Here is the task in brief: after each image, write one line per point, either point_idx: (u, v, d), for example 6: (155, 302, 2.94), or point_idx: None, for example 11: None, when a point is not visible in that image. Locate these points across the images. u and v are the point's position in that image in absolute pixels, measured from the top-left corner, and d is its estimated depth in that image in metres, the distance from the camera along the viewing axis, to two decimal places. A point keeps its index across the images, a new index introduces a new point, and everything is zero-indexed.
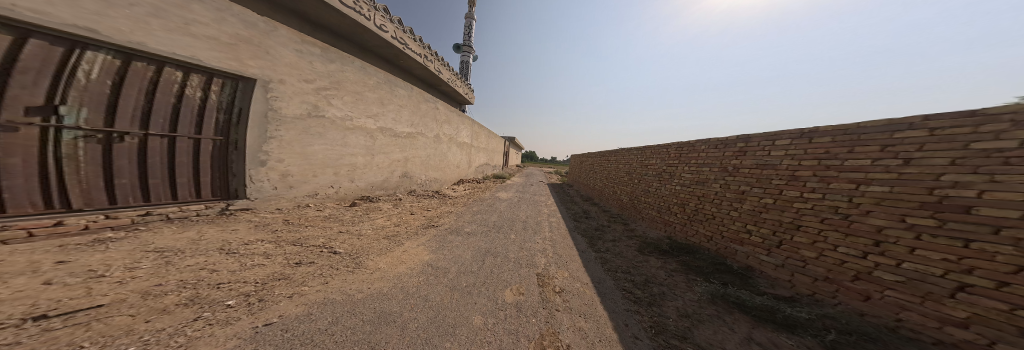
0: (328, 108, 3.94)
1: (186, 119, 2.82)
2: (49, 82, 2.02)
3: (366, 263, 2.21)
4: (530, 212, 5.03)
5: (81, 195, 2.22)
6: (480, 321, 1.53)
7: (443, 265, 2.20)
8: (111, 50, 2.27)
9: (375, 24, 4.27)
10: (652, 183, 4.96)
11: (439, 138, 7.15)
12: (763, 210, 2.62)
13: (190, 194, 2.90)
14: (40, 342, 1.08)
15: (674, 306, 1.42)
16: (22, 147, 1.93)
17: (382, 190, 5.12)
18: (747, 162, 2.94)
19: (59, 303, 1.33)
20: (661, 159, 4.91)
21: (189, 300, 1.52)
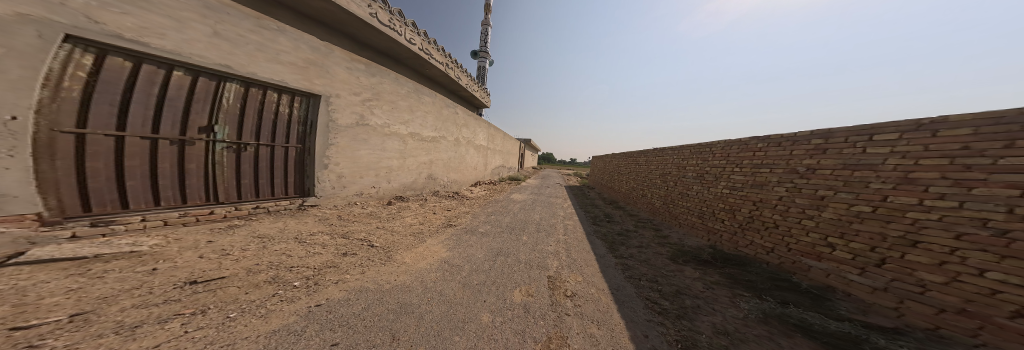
0: (370, 117, 4.55)
1: (281, 131, 3.67)
2: (208, 108, 2.91)
3: (396, 256, 2.49)
4: (544, 214, 4.87)
5: (225, 191, 3.12)
6: (489, 319, 1.54)
7: (458, 262, 2.32)
8: (239, 80, 3.12)
9: (405, 38, 4.90)
10: (694, 187, 4.38)
11: (458, 142, 7.70)
12: (856, 221, 2.04)
13: (283, 191, 3.74)
14: (190, 301, 1.54)
15: (709, 321, 1.22)
16: (197, 156, 2.87)
17: (411, 190, 5.72)
18: (827, 162, 2.36)
19: (202, 272, 1.86)
20: (702, 160, 4.37)
21: (272, 279, 1.94)
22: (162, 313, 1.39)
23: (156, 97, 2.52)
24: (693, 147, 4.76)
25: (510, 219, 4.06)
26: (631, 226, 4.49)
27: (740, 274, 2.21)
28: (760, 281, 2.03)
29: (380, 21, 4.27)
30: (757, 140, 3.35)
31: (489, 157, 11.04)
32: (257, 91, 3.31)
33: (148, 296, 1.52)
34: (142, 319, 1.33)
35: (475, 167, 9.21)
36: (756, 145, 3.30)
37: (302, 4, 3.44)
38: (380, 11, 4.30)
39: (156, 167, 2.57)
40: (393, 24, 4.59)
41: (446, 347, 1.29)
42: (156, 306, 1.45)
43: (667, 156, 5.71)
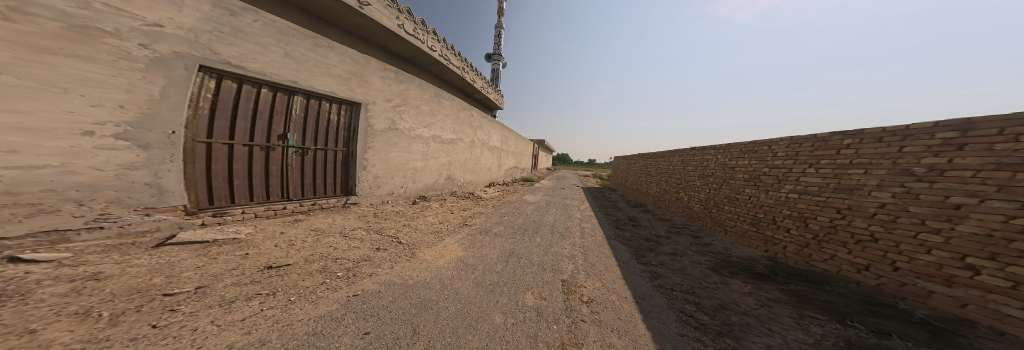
0: (399, 122, 4.96)
1: (335, 137, 4.13)
2: (282, 119, 3.45)
3: (418, 253, 2.67)
4: (558, 216, 4.63)
5: (294, 190, 3.69)
6: (500, 320, 1.49)
7: (472, 262, 2.37)
8: (304, 94, 3.64)
9: (428, 46, 5.21)
10: (753, 193, 3.67)
11: (474, 146, 8.02)
12: (1017, 237, 1.42)
13: (336, 190, 4.25)
14: (266, 283, 1.90)
15: (764, 343, 1.05)
16: (275, 160, 3.44)
17: (433, 190, 6.15)
18: (959, 158, 1.73)
19: (274, 259, 2.29)
20: (758, 159, 3.77)
21: (322, 269, 2.25)
22: (243, 293, 1.72)
23: (247, 110, 3.09)
24: (751, 146, 3.99)
25: (525, 221, 3.97)
26: (665, 232, 4.10)
27: (819, 300, 1.75)
28: (852, 311, 1.57)
29: (407, 31, 4.57)
30: (846, 136, 2.63)
31: (504, 159, 11.22)
32: (316, 102, 3.80)
33: (242, 276, 1.94)
34: (228, 297, 1.66)
35: (489, 167, 9.43)
36: (842, 141, 2.60)
37: (344, 22, 3.82)
38: (407, 22, 4.60)
39: (251, 169, 3.19)
40: (419, 33, 4.89)
41: (459, 346, 1.26)
42: (246, 285, 1.85)
43: (713, 156, 4.96)
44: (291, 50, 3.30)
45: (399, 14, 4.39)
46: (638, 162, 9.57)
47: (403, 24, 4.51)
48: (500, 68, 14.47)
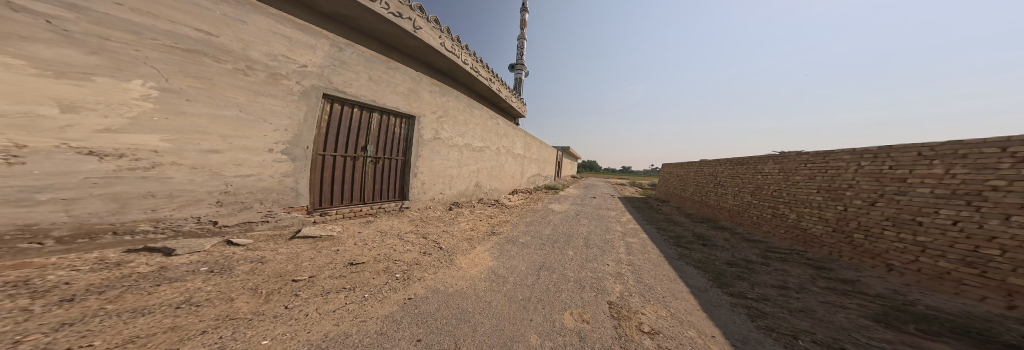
0: (441, 131, 5.58)
1: (398, 147, 4.80)
2: (365, 134, 4.19)
3: (455, 257, 2.74)
4: (595, 230, 3.96)
5: (367, 194, 4.40)
6: (537, 342, 1.25)
7: (504, 273, 2.26)
8: (380, 111, 4.38)
9: (463, 60, 5.86)
10: (964, 216, 2.29)
11: (502, 155, 8.40)
12: None
13: (396, 195, 4.93)
14: (349, 279, 2.28)
15: None
16: (359, 168, 4.19)
17: (465, 196, 6.58)
18: None
19: (353, 256, 2.77)
20: (963, 165, 2.38)
21: (384, 269, 2.55)
22: (334, 287, 2.10)
23: (343, 127, 3.84)
24: (957, 148, 2.48)
25: (560, 234, 3.51)
26: (759, 258, 3.13)
27: None
28: None
29: (446, 48, 5.23)
30: None
31: (528, 167, 11.26)
32: (387, 118, 4.52)
33: (334, 270, 2.41)
34: (324, 288, 2.06)
35: (514, 176, 9.59)
36: None
37: (400, 45, 4.56)
38: (447, 40, 5.26)
39: (342, 175, 3.96)
40: (456, 50, 5.56)
41: None
42: (338, 278, 2.28)
43: (855, 163, 3.46)
44: (370, 73, 4.07)
45: (440, 33, 5.10)
46: (711, 172, 7.83)
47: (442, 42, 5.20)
48: (523, 76, 15.43)
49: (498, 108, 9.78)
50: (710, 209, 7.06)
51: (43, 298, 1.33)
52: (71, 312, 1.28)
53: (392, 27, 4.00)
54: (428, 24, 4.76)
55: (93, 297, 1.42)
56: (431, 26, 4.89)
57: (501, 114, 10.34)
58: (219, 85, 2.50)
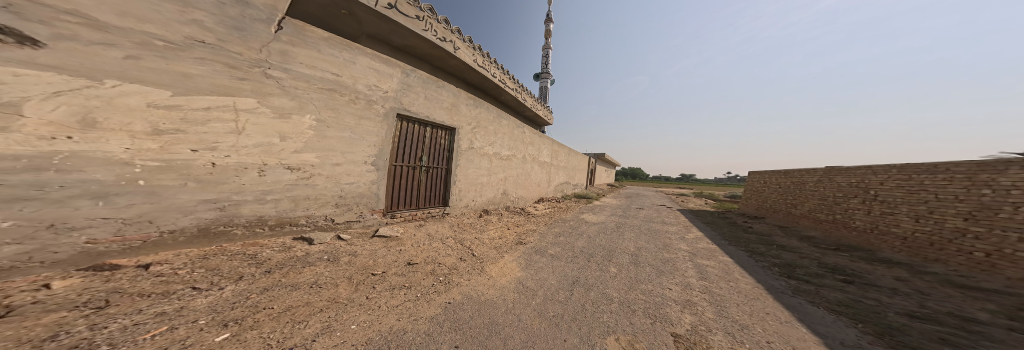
0: (472, 142, 5.45)
1: (443, 157, 4.95)
2: (418, 145, 4.46)
3: (488, 261, 2.74)
4: (646, 245, 3.15)
5: (417, 201, 4.62)
6: None
7: (533, 285, 2.24)
8: (432, 125, 4.64)
9: (493, 75, 5.93)
10: None
11: (530, 165, 8.12)
12: None
13: (439, 201, 5.06)
14: (409, 276, 2.60)
15: None
16: (413, 177, 4.47)
17: (493, 204, 6.43)
18: None
19: (409, 256, 3.08)
20: None
21: (433, 270, 2.76)
22: (395, 285, 2.44)
23: (402, 140, 4.18)
24: None
25: (601, 250, 2.93)
26: (996, 320, 1.91)
27: None
28: None
29: (479, 63, 5.31)
30: None
31: (556, 175, 10.62)
32: (436, 131, 4.76)
33: (396, 266, 2.80)
34: (391, 283, 2.46)
35: (541, 184, 9.15)
36: None
37: (437, 63, 4.81)
38: (480, 58, 5.41)
39: (399, 183, 4.27)
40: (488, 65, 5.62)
41: None
42: (400, 275, 2.62)
43: None
44: (422, 92, 4.36)
45: (475, 52, 5.26)
46: (860, 182, 5.36)
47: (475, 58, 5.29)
48: None
49: (523, 116, 9.43)
50: (861, 235, 4.87)
51: (258, 268, 2.14)
52: (269, 280, 2.02)
53: (435, 50, 4.32)
54: (466, 43, 4.92)
55: (282, 269, 2.22)
56: (467, 45, 5.02)
57: (527, 122, 9.98)
58: (342, 112, 3.27)
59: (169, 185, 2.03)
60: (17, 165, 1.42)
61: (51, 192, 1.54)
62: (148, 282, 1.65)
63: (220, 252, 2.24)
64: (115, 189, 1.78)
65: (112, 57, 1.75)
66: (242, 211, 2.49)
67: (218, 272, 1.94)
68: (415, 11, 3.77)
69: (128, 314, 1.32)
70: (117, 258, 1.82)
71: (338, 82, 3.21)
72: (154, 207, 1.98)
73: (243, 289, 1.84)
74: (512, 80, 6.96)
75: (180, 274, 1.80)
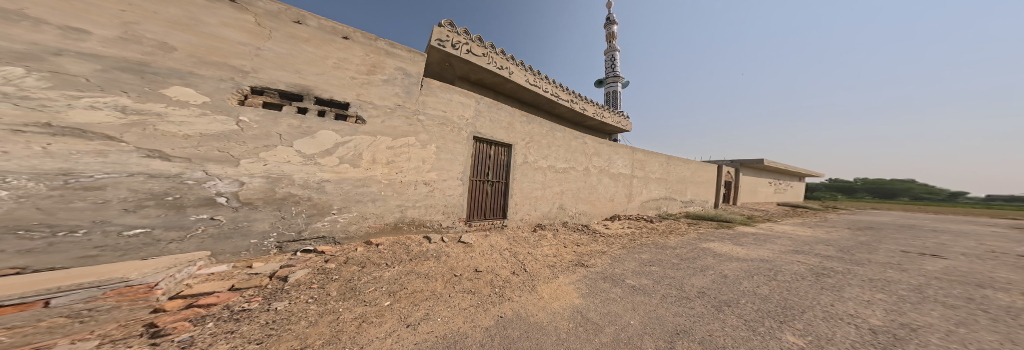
0: (529, 157, 4.76)
1: (501, 172, 4.48)
2: (481, 164, 4.21)
3: (547, 269, 2.72)
4: (978, 334, 1.18)
5: (477, 215, 4.28)
6: None
7: (595, 319, 1.65)
8: (495, 143, 4.36)
9: (545, 90, 5.64)
10: None
11: (604, 177, 6.36)
12: None
13: (499, 215, 4.54)
14: (480, 283, 2.74)
15: None
16: (475, 191, 4.22)
17: (552, 221, 5.25)
18: None
19: (473, 264, 3.09)
20: None
21: (497, 282, 2.69)
22: (460, 290, 2.68)
23: (468, 159, 4.01)
24: None
25: (759, 302, 1.55)
26: None
27: None
28: None
29: (531, 82, 5.23)
30: None
31: (644, 190, 7.79)
32: (500, 148, 4.48)
33: (465, 273, 2.94)
34: (463, 287, 2.72)
35: (619, 198, 6.85)
36: None
37: (494, 86, 4.99)
38: (532, 76, 5.22)
39: (463, 199, 4.05)
40: (540, 81, 5.43)
41: None
42: (470, 281, 2.80)
43: None
44: (488, 115, 4.22)
45: (527, 71, 5.17)
46: None
47: (525, 78, 5.27)
48: None
49: (580, 126, 8.24)
50: None
51: (407, 256, 3.18)
52: (415, 266, 3.03)
53: (491, 76, 4.52)
54: (519, 66, 4.98)
55: (417, 259, 3.16)
56: (517, 68, 5.13)
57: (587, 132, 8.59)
58: (450, 140, 3.80)
59: (388, 195, 3.36)
60: (362, 184, 3.14)
61: (369, 201, 3.24)
62: (376, 253, 3.11)
63: (401, 241, 3.48)
64: (377, 195, 3.28)
65: (378, 123, 3.21)
66: (412, 214, 3.61)
67: (395, 255, 3.15)
68: (481, 50, 4.15)
69: (370, 274, 2.72)
70: (374, 237, 3.38)
71: (447, 117, 3.76)
72: (385, 208, 3.39)
73: (406, 270, 2.95)
74: (566, 90, 6.39)
75: (384, 251, 3.17)
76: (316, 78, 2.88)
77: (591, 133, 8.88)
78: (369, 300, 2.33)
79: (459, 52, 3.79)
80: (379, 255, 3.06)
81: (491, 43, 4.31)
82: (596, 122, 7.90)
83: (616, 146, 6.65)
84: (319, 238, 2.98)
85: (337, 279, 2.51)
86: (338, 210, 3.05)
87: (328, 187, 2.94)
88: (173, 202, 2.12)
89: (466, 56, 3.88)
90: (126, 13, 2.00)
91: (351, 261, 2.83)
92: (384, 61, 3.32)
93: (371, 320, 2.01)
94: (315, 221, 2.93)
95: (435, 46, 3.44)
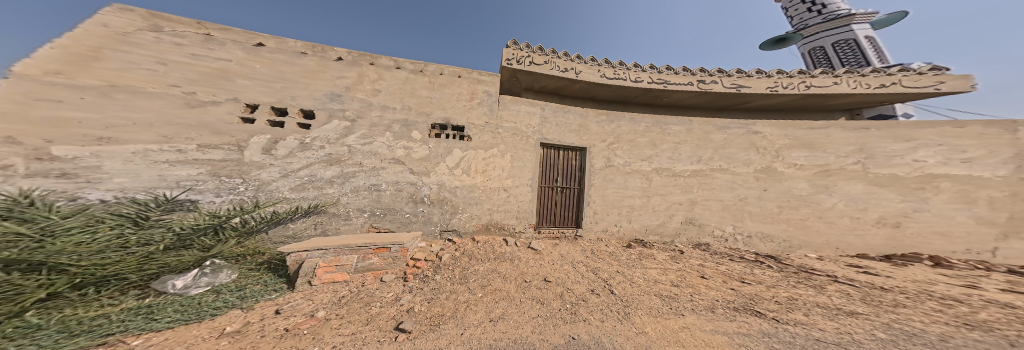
0: (616, 158, 4.68)
1: (573, 175, 4.60)
2: (554, 170, 4.55)
3: (675, 301, 2.16)
4: None
5: (548, 221, 4.44)
6: None
7: None
8: (566, 147, 4.61)
9: (633, 78, 4.49)
10: None
11: (810, 182, 4.81)
12: None
13: (573, 224, 4.56)
14: (550, 294, 2.44)
15: None
16: (546, 193, 4.47)
17: (699, 237, 4.61)
18: None
19: (551, 275, 2.93)
20: None
21: (572, 308, 2.11)
22: (528, 297, 2.41)
23: (540, 165, 4.47)
24: None
25: None
26: None
27: None
28: None
29: (612, 75, 4.44)
30: None
31: (975, 212, 4.41)
32: (570, 152, 4.65)
33: (544, 290, 2.55)
34: (533, 294, 2.47)
35: (858, 217, 4.59)
36: None
37: (565, 89, 4.61)
38: (608, 69, 4.47)
39: (536, 202, 4.41)
40: (624, 71, 4.51)
41: None
42: (539, 289, 2.58)
43: None
44: (554, 120, 4.58)
45: (598, 64, 4.47)
46: None
47: (601, 73, 4.42)
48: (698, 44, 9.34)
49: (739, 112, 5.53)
50: None
51: (490, 257, 3.47)
52: (498, 265, 3.24)
53: (557, 80, 4.27)
54: (589, 63, 4.44)
55: (499, 260, 3.37)
56: (585, 63, 4.44)
57: (745, 116, 5.41)
58: (531, 150, 4.40)
59: (483, 199, 4.16)
60: (471, 188, 4.14)
61: (474, 205, 4.14)
62: (472, 245, 3.84)
63: (490, 241, 4.01)
64: (476, 198, 4.14)
65: (486, 141, 4.23)
66: (497, 216, 4.19)
67: (480, 255, 3.55)
68: (543, 58, 4.17)
69: (482, 263, 3.32)
70: (477, 235, 4.13)
71: (518, 128, 4.39)
72: (474, 206, 4.14)
73: (495, 270, 3.14)
74: (682, 71, 4.80)
75: (477, 248, 3.75)
76: (448, 109, 4.17)
77: (778, 117, 5.50)
78: (472, 288, 2.70)
79: (523, 65, 4.04)
80: (479, 252, 3.61)
81: (553, 48, 4.23)
82: (767, 102, 5.05)
83: (824, 140, 5.04)
84: (452, 230, 4.06)
85: (458, 266, 3.26)
86: (462, 210, 4.09)
87: (459, 191, 4.10)
88: (413, 195, 3.97)
89: (529, 67, 4.05)
90: (405, 97, 4.04)
91: (465, 254, 3.58)
92: (477, 88, 4.34)
93: (473, 308, 2.27)
94: (450, 216, 4.07)
95: (504, 66, 3.96)
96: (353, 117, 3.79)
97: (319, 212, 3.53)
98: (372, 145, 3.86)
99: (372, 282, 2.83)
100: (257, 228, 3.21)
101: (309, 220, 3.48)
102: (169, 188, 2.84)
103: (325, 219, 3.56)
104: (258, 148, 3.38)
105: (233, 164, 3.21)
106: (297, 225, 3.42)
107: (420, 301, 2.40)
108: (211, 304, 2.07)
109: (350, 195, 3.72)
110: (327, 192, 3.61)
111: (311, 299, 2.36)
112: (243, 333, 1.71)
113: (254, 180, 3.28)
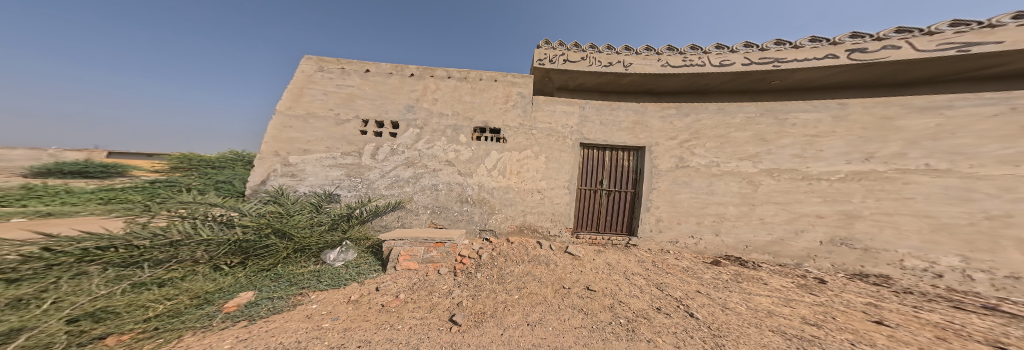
0: (693, 157, 3.78)
1: (626, 177, 3.99)
2: (602, 172, 4.05)
3: (816, 346, 1.45)
4: None
5: (591, 226, 3.99)
6: None
7: None
8: (618, 147, 4.04)
9: (715, 63, 3.55)
10: None
11: None
12: None
13: (623, 230, 3.94)
14: (596, 305, 2.00)
15: None
16: (592, 195, 4.02)
17: (865, 265, 3.17)
18: None
19: (596, 284, 2.42)
20: None
21: (630, 329, 1.58)
22: (568, 305, 2.03)
23: (580, 167, 4.08)
24: None
25: None
26: None
27: None
28: None
29: (677, 63, 3.65)
30: None
31: None
32: (623, 153, 4.04)
33: (587, 301, 2.09)
34: (574, 304, 2.04)
35: None
36: None
37: (611, 84, 4.06)
38: (671, 56, 3.72)
39: (580, 205, 4.00)
40: (694, 55, 3.66)
41: None
42: (579, 297, 2.17)
43: None
44: (597, 119, 4.12)
45: (654, 52, 3.80)
46: None
47: (659, 61, 3.71)
48: None
49: (986, 81, 3.22)
50: None
51: (518, 261, 3.16)
52: (530, 268, 2.93)
53: (600, 76, 3.85)
54: (643, 53, 3.82)
55: (532, 262, 3.07)
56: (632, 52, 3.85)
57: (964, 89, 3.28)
58: (568, 151, 4.06)
59: (517, 201, 4.05)
60: (506, 187, 4.12)
61: (506, 206, 4.06)
62: (505, 246, 3.72)
63: (525, 243, 3.82)
64: (510, 200, 4.07)
65: (523, 143, 4.19)
66: (530, 217, 4.00)
67: (506, 255, 3.38)
68: (579, 54, 3.93)
69: (514, 265, 3.07)
70: (511, 236, 4.03)
71: (553, 128, 4.18)
72: (507, 207, 4.07)
73: (521, 274, 2.80)
74: (807, 43, 3.43)
75: (506, 250, 3.54)
76: (486, 114, 4.44)
77: None
78: (510, 288, 2.49)
79: (556, 64, 3.89)
80: (514, 254, 3.38)
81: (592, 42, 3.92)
82: None
83: None
84: (489, 230, 4.08)
85: (490, 267, 3.09)
86: (497, 211, 4.09)
87: (495, 189, 4.15)
88: (457, 194, 4.28)
89: (563, 65, 3.87)
90: (454, 105, 4.63)
91: (500, 254, 3.45)
92: (512, 90, 4.46)
93: (507, 311, 2.02)
94: (486, 213, 4.13)
95: (535, 66, 3.90)
96: (418, 128, 4.61)
97: (399, 208, 4.30)
98: (431, 149, 4.52)
99: (432, 274, 3.04)
100: (366, 218, 4.19)
101: (392, 218, 4.27)
102: (327, 186, 4.30)
103: (403, 213, 4.30)
104: (366, 154, 4.53)
105: (354, 167, 4.45)
106: (389, 219, 4.26)
107: (467, 297, 2.37)
108: (348, 277, 2.84)
109: (419, 194, 4.36)
110: (403, 192, 4.37)
111: (396, 282, 2.78)
112: (360, 303, 2.29)
113: (366, 179, 4.40)
